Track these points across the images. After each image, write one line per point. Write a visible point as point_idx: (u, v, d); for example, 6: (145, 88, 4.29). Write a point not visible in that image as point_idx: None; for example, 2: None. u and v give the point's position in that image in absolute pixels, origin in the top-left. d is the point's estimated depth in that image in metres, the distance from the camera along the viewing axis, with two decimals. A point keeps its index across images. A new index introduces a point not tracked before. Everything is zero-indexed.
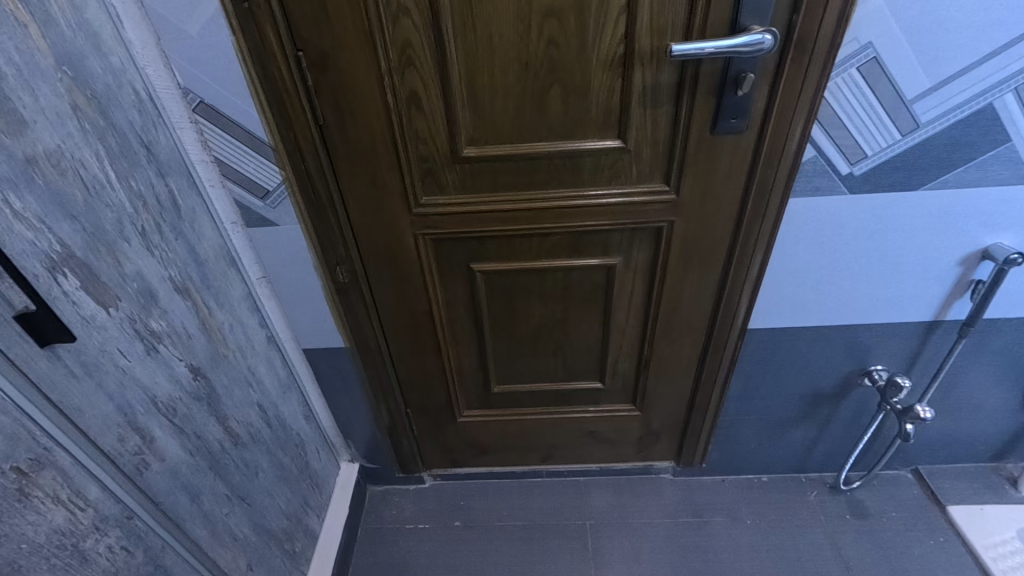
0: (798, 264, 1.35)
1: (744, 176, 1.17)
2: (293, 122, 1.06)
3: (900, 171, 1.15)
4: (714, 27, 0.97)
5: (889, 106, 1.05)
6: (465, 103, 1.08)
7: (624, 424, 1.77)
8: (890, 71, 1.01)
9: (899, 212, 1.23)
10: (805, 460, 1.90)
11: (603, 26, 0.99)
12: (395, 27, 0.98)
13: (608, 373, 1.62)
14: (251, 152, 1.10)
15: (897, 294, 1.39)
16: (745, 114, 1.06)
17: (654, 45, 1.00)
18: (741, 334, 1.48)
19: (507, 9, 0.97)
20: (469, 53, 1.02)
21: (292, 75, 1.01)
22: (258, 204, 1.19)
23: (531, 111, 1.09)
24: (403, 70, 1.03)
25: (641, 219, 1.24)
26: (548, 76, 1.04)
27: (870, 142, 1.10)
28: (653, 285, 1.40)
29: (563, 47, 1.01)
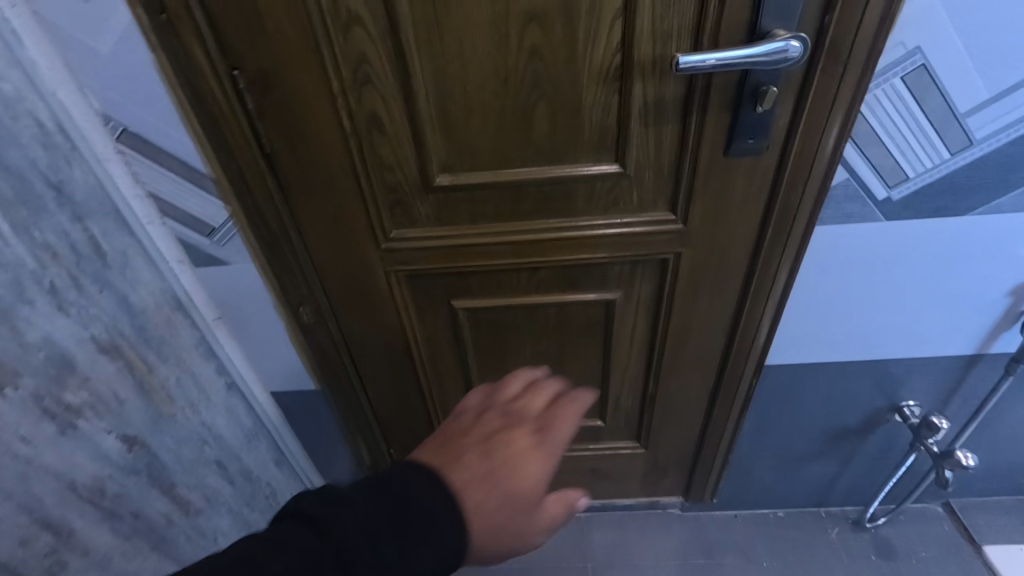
0: (825, 296, 1.18)
1: (762, 202, 1.01)
2: (235, 152, 0.91)
3: (946, 194, 0.99)
4: (729, 33, 0.81)
5: (937, 120, 0.89)
6: (436, 126, 0.92)
7: (627, 462, 1.62)
8: (940, 80, 0.85)
9: (944, 240, 1.06)
10: (826, 495, 1.75)
11: (596, 33, 0.82)
12: (347, 40, 0.82)
13: (609, 410, 1.47)
14: (189, 185, 0.95)
15: (936, 327, 1.23)
16: (767, 133, 0.90)
17: (657, 56, 0.84)
18: (758, 371, 1.32)
19: (480, 16, 0.80)
20: (438, 68, 0.86)
21: (229, 98, 0.86)
22: (204, 242, 1.03)
23: (514, 133, 0.93)
24: (361, 89, 0.87)
25: (643, 251, 1.08)
26: (532, 93, 0.88)
27: (913, 163, 0.95)
28: (658, 321, 1.24)
29: (549, 59, 0.85)
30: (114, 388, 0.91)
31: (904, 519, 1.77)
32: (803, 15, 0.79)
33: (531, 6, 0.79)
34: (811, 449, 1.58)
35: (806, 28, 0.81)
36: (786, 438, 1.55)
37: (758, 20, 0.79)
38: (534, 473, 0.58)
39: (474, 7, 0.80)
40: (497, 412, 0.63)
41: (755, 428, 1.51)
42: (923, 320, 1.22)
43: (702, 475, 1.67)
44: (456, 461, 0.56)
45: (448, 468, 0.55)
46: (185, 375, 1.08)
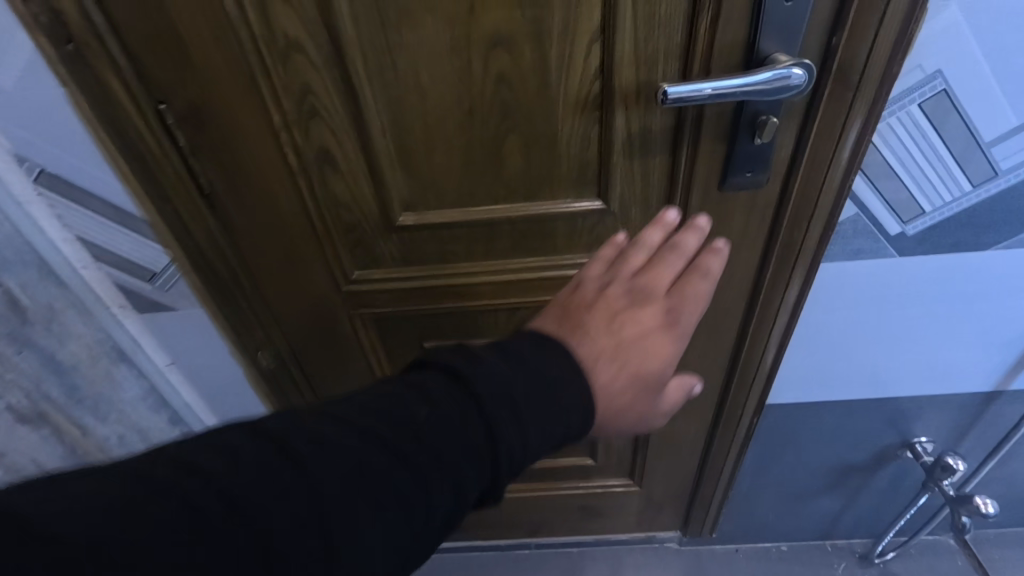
0: (831, 334, 1.08)
1: (762, 238, 0.91)
2: (170, 193, 0.81)
3: (966, 229, 0.89)
4: (723, 57, 0.71)
5: (959, 151, 0.79)
6: (395, 161, 0.82)
7: (621, 498, 1.52)
8: (963, 107, 0.75)
9: (962, 276, 0.96)
10: (832, 528, 1.65)
11: (571, 57, 0.72)
12: (287, 69, 0.72)
13: (600, 448, 1.37)
14: (123, 229, 0.85)
15: (951, 364, 1.14)
16: (767, 166, 0.80)
17: (642, 82, 0.74)
18: (759, 409, 1.22)
19: (437, 41, 0.70)
20: (393, 99, 0.75)
21: (157, 135, 0.75)
22: (146, 287, 0.93)
23: (483, 168, 0.83)
24: (308, 123, 0.77)
25: None
26: (501, 125, 0.78)
27: (930, 197, 0.85)
28: None
29: (519, 87, 0.75)
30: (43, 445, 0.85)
31: (913, 552, 1.67)
32: (807, 37, 0.69)
33: (496, 29, 0.69)
34: (817, 484, 1.48)
35: (810, 52, 0.70)
36: (790, 474, 1.44)
37: (756, 42, 0.69)
38: (663, 359, 0.60)
39: (430, 32, 0.69)
40: (619, 288, 0.64)
41: (757, 464, 1.41)
42: (938, 357, 1.12)
43: (703, 513, 1.56)
44: (584, 333, 0.58)
45: (577, 340, 0.57)
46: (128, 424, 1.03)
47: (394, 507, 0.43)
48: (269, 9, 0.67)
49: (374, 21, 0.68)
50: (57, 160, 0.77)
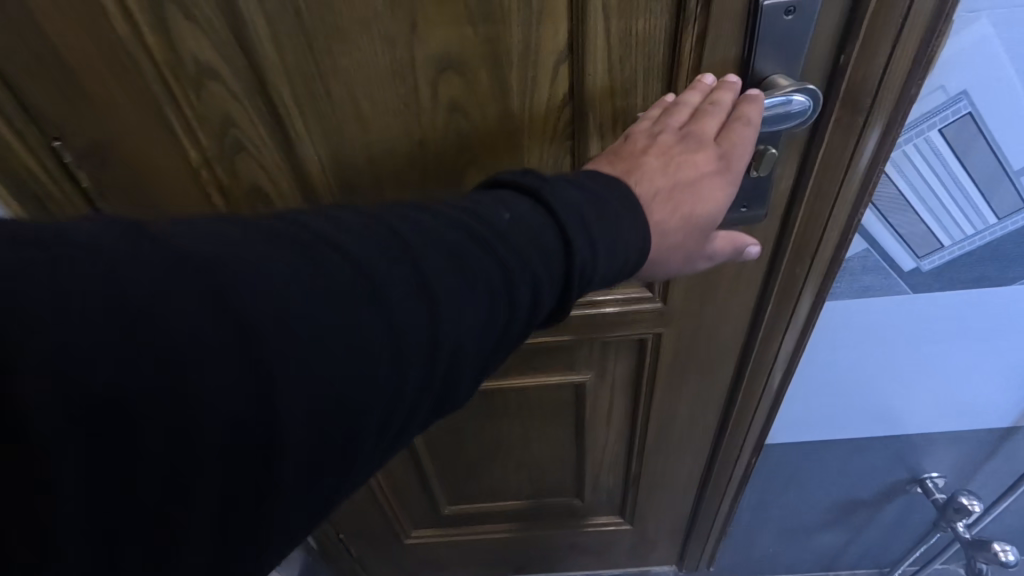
0: (836, 371, 0.99)
1: (760, 277, 0.81)
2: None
3: (987, 263, 0.79)
4: (713, 79, 0.60)
5: (983, 182, 0.69)
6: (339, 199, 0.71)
7: (612, 538, 1.42)
8: (990, 133, 0.65)
9: (982, 312, 0.87)
10: (836, 559, 1.55)
11: (536, 81, 0.61)
12: (202, 99, 0.61)
13: (588, 489, 1.27)
14: None
15: (967, 401, 1.04)
16: (764, 201, 0.70)
17: (619, 109, 0.64)
18: (759, 449, 1.12)
19: (376, 65, 0.59)
20: (330, 130, 0.65)
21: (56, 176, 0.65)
22: None
23: None
24: (233, 160, 0.66)
25: (615, 330, 0.89)
26: (458, 158, 0.68)
27: (950, 231, 0.75)
28: (639, 403, 1.03)
29: (477, 116, 0.64)
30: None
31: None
32: (810, 56, 0.59)
33: (445, 50, 0.59)
34: (820, 517, 1.38)
35: (814, 74, 0.60)
36: (790, 508, 1.35)
37: (751, 62, 0.58)
38: (718, 204, 0.57)
39: (368, 55, 0.59)
40: (673, 129, 0.57)
41: (756, 498, 1.32)
42: (953, 394, 1.03)
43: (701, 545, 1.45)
44: (639, 172, 0.55)
45: (633, 182, 0.53)
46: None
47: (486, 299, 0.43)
48: (172, 31, 0.56)
49: (300, 44, 0.58)
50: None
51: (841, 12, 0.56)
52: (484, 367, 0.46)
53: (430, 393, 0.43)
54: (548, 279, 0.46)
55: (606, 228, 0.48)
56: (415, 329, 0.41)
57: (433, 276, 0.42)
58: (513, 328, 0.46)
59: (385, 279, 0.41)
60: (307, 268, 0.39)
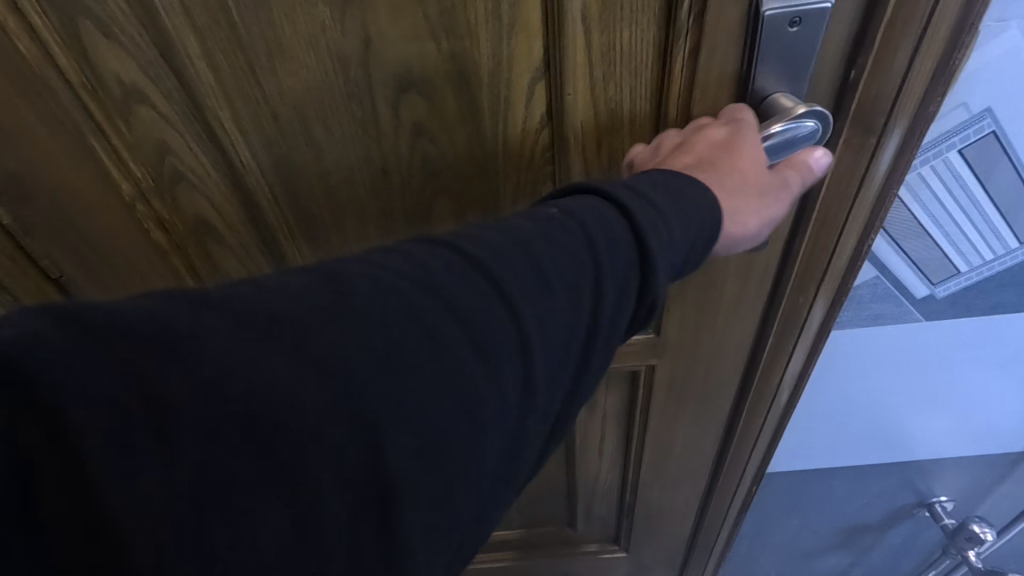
0: (841, 398, 0.92)
1: (761, 308, 0.74)
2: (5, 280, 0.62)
3: (1005, 288, 0.73)
4: (708, 99, 0.53)
5: (1005, 204, 0.64)
6: (296, 230, 0.64)
7: (608, 567, 1.35)
8: (1015, 153, 0.60)
9: (997, 337, 0.81)
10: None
11: (510, 102, 0.54)
12: (132, 124, 0.54)
13: (581, 519, 1.20)
14: None
15: (979, 427, 0.98)
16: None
17: (603, 130, 0.57)
18: (761, 476, 1.05)
19: (329, 86, 0.53)
20: (281, 157, 0.58)
21: None
22: None
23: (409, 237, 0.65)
24: (173, 191, 0.59)
25: (606, 363, 0.82)
26: (426, 185, 0.61)
27: (966, 256, 0.69)
28: (632, 435, 0.97)
29: (445, 140, 0.57)
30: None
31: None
32: (816, 72, 0.52)
33: (405, 68, 0.52)
34: (823, 541, 1.32)
35: (821, 92, 0.54)
36: (792, 531, 1.29)
37: (751, 80, 0.52)
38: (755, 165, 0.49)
39: (318, 76, 0.52)
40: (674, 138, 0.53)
41: (755, 519, 1.26)
42: (964, 420, 0.97)
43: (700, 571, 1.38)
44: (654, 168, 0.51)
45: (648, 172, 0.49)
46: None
47: (564, 276, 0.40)
48: (90, 49, 0.49)
49: (239, 64, 0.51)
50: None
51: (851, 23, 0.49)
52: (582, 372, 0.42)
53: (528, 407, 0.39)
54: (632, 279, 0.42)
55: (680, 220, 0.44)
56: (505, 338, 0.37)
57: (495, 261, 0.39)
58: (602, 327, 0.41)
59: (463, 293, 0.37)
60: (373, 293, 0.36)
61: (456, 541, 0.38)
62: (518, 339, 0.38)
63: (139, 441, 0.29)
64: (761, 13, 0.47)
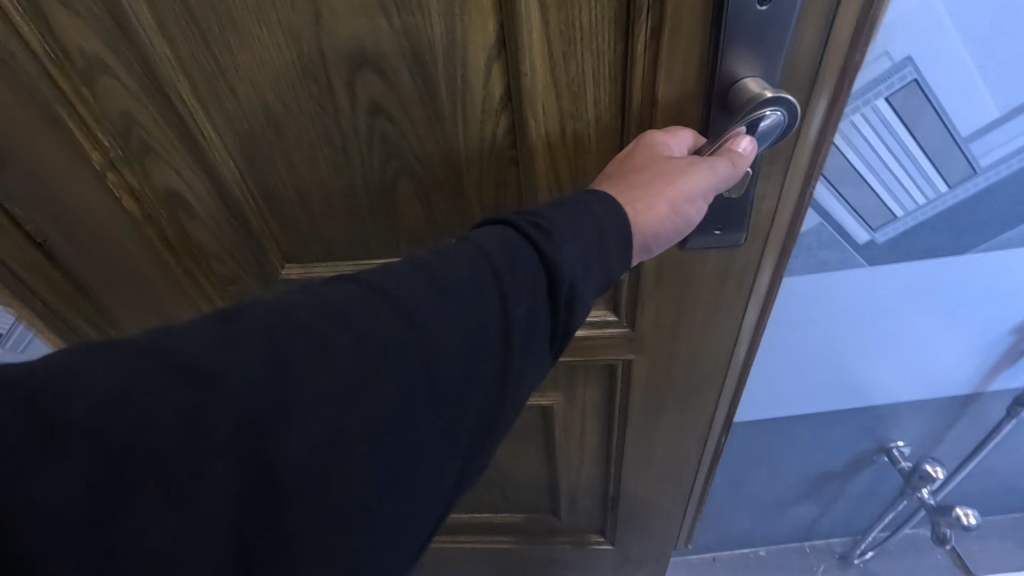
0: (800, 352, 0.88)
1: (742, 302, 0.70)
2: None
3: (944, 232, 0.69)
4: (675, 81, 0.50)
5: (934, 149, 0.60)
6: (264, 204, 0.64)
7: (596, 559, 1.34)
8: (940, 100, 0.56)
9: (938, 283, 0.77)
10: (809, 532, 1.43)
11: (466, 80, 0.52)
12: (96, 94, 0.55)
13: (564, 508, 1.19)
14: None
15: (926, 375, 0.94)
16: (741, 222, 0.60)
17: (566, 113, 0.54)
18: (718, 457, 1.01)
19: (282, 60, 0.52)
20: (242, 132, 0.57)
21: None
22: None
23: (372, 216, 0.65)
24: (141, 161, 0.60)
25: (581, 355, 0.80)
26: (387, 165, 0.59)
27: (903, 201, 0.66)
28: (611, 429, 0.95)
29: (403, 118, 0.55)
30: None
31: (892, 546, 1.47)
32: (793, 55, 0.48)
33: (356, 41, 0.50)
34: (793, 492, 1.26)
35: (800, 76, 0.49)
36: (762, 487, 1.23)
37: (724, 64, 0.48)
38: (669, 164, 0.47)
39: (271, 48, 0.51)
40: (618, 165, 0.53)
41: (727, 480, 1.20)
42: (912, 371, 0.93)
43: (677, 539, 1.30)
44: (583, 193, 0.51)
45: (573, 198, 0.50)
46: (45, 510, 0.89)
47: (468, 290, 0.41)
48: (52, 20, 0.50)
49: (192, 36, 0.51)
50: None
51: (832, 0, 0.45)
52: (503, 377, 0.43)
53: (439, 415, 0.41)
54: (544, 291, 0.43)
55: (593, 242, 0.44)
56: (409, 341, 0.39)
57: (398, 284, 0.41)
58: (516, 331, 0.42)
59: (361, 309, 0.39)
60: (267, 323, 0.37)
61: (392, 528, 0.41)
62: (422, 350, 0.40)
63: (27, 459, 0.30)
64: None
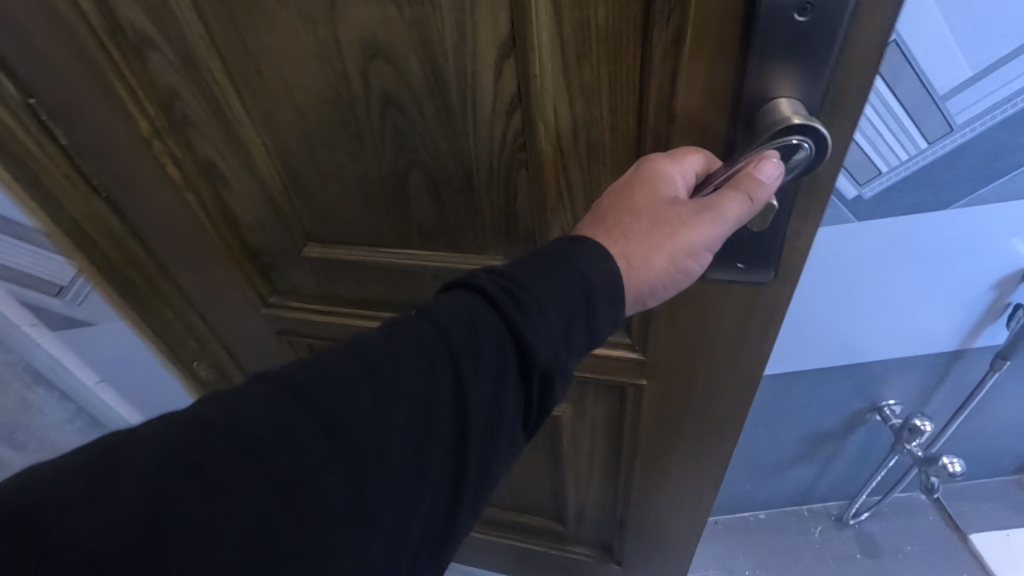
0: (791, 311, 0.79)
1: (764, 338, 0.62)
2: (61, 193, 0.72)
3: (925, 189, 0.65)
4: (696, 94, 0.44)
5: (907, 102, 0.57)
6: (288, 183, 0.66)
7: None
8: (911, 55, 0.54)
9: (917, 237, 0.69)
10: (806, 495, 1.25)
11: (475, 77, 0.50)
12: (146, 69, 0.59)
13: (570, 517, 1.16)
14: (21, 244, 0.79)
15: (907, 340, 0.85)
16: (769, 259, 0.53)
17: (579, 120, 0.50)
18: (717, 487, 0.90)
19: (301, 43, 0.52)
20: (268, 111, 0.59)
21: (37, 135, 0.67)
22: (56, 302, 0.85)
23: (385, 205, 0.64)
24: (183, 131, 0.64)
25: (591, 372, 0.76)
26: (399, 158, 0.59)
27: (883, 155, 0.62)
28: (621, 447, 0.90)
29: (415, 111, 0.54)
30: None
31: (887, 514, 1.28)
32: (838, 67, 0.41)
33: (370, 34, 0.50)
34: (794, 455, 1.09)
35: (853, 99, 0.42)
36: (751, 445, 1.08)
37: (758, 82, 0.41)
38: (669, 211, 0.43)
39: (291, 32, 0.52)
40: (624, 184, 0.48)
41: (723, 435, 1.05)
42: (894, 338, 0.84)
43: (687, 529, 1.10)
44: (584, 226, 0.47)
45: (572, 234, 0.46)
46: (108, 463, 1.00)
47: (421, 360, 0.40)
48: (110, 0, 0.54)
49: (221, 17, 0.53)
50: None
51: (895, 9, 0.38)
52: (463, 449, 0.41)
53: (382, 496, 0.38)
54: (510, 357, 0.41)
55: (571, 307, 0.41)
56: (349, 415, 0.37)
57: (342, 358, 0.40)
58: (476, 399, 0.40)
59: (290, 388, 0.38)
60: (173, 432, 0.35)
61: None
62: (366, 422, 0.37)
63: None
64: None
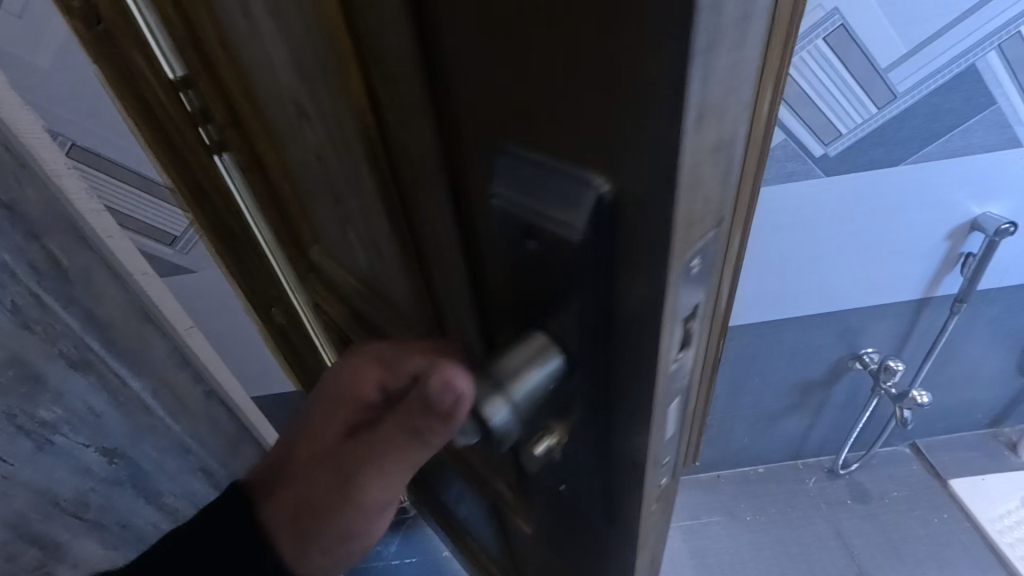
0: (763, 259, 0.68)
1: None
2: (207, 190, 0.59)
3: (884, 147, 0.58)
4: (488, 249, 0.23)
5: (860, 76, 0.53)
6: (294, 201, 0.51)
7: None
8: (862, 37, 0.51)
9: (867, 191, 0.62)
10: (799, 451, 1.01)
11: (355, 144, 0.31)
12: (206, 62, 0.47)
13: None
14: (150, 199, 0.59)
15: (872, 297, 0.74)
16: (603, 498, 0.26)
17: (421, 245, 0.31)
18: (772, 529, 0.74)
19: (260, 68, 0.38)
20: (258, 117, 0.45)
21: (174, 114, 0.54)
22: (168, 251, 0.64)
23: (345, 252, 0.48)
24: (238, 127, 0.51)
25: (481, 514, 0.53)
26: (336, 209, 0.42)
27: (847, 115, 0.56)
28: None
29: (328, 162, 0.37)
30: (77, 456, 0.56)
31: (871, 463, 1.02)
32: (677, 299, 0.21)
33: (291, 85, 0.34)
34: (770, 406, 0.91)
35: (681, 380, 0.21)
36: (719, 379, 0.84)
37: (534, 305, 0.22)
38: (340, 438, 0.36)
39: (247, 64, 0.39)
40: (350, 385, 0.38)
41: (718, 388, 0.86)
42: (859, 295, 0.74)
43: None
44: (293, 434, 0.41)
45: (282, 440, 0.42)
46: (175, 494, 0.70)
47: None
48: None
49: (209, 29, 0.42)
50: (17, 79, 0.50)
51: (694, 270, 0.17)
52: None
53: None
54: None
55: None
56: None
57: None
58: None
59: None
60: None
61: None
62: None
63: None
64: (514, 185, 0.18)
